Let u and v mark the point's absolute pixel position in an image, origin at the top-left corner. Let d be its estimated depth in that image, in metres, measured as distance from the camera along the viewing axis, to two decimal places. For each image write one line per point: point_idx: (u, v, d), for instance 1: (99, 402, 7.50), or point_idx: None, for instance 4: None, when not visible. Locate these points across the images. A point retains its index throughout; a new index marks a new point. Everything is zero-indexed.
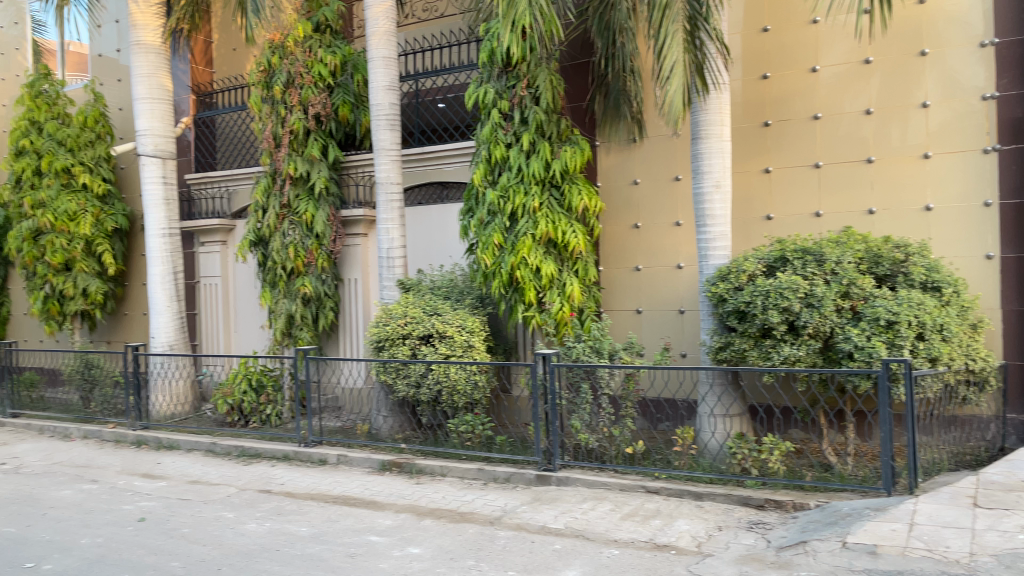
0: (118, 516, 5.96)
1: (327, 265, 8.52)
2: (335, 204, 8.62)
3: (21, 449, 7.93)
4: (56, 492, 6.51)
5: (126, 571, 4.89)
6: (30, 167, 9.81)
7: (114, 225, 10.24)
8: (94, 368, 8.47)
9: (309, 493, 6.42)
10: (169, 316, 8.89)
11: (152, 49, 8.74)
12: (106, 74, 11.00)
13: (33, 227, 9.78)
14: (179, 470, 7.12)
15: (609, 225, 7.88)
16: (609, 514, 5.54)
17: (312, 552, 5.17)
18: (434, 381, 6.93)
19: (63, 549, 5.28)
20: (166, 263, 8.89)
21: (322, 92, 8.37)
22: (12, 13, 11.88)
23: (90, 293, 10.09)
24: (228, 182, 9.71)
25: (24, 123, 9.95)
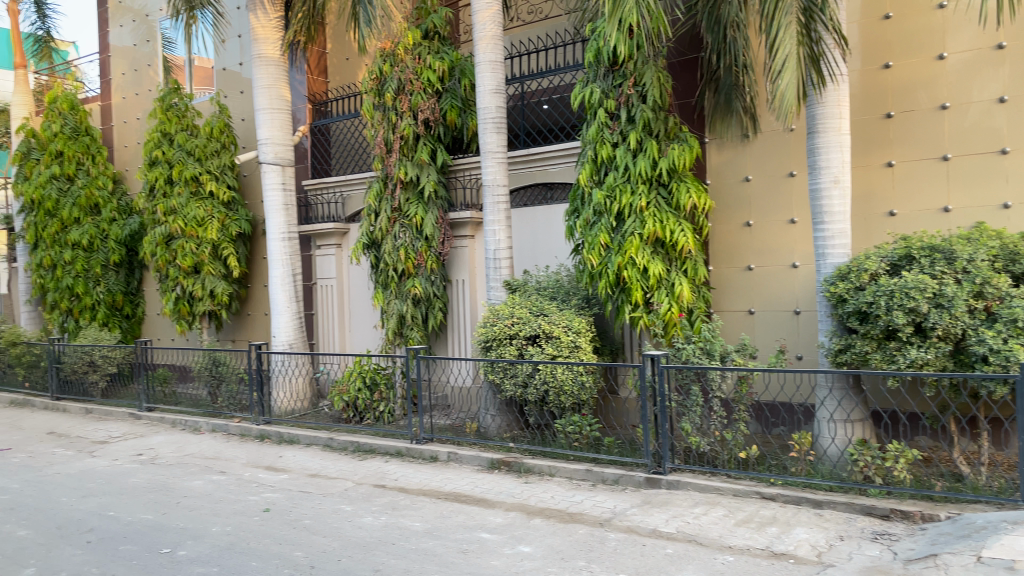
0: (244, 506, 6.28)
1: (436, 267, 8.70)
2: (443, 207, 8.79)
3: (156, 441, 8.48)
4: (189, 482, 6.93)
5: (253, 559, 5.15)
6: (162, 176, 10.46)
7: (238, 230, 10.79)
8: (221, 365, 8.95)
9: (421, 489, 6.58)
10: (288, 316, 9.30)
11: (272, 61, 9.16)
12: (229, 87, 11.62)
13: (165, 232, 10.45)
14: (300, 464, 7.44)
15: (719, 224, 7.71)
16: (723, 519, 5.42)
17: (427, 547, 5.29)
18: (541, 381, 6.92)
19: (196, 536, 5.61)
20: (286, 266, 9.31)
21: (431, 98, 8.56)
22: (145, 31, 12.70)
23: (217, 295, 10.66)
24: (343, 187, 10.11)
25: (156, 135, 10.60)
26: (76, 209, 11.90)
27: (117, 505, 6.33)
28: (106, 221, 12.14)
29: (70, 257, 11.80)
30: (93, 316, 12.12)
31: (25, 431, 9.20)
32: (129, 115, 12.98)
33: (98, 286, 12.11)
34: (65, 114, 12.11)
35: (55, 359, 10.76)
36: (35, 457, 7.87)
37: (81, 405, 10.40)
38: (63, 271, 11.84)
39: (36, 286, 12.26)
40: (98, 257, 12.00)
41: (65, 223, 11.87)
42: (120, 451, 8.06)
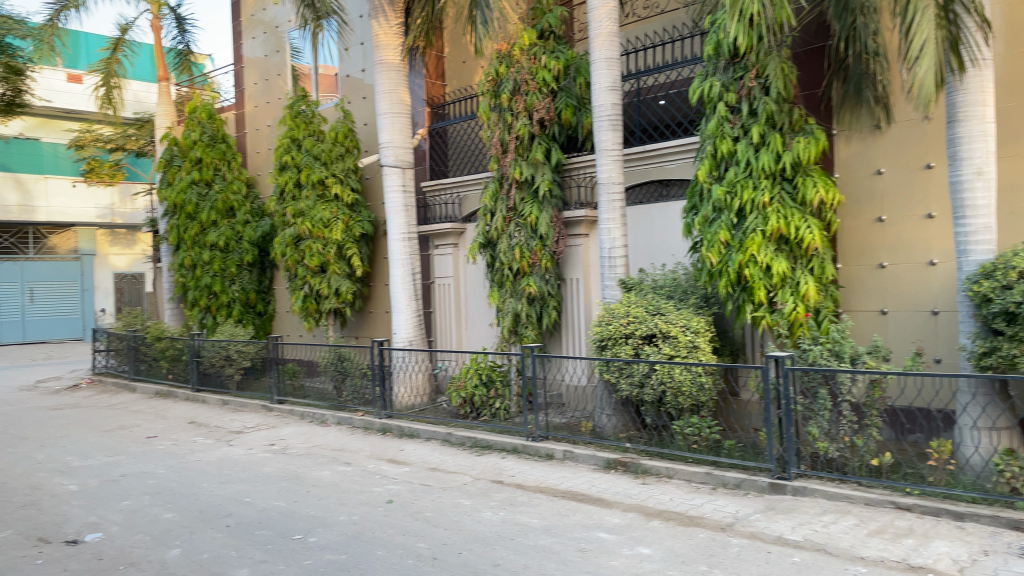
0: (369, 497, 6.51)
1: (550, 266, 8.72)
2: (557, 205, 8.80)
3: (286, 432, 8.92)
4: (318, 472, 7.25)
5: (378, 548, 5.33)
6: (291, 180, 11.03)
7: (361, 231, 11.18)
8: (346, 361, 9.34)
9: (538, 486, 6.62)
10: (408, 314, 9.58)
11: (393, 67, 9.45)
12: (353, 93, 12.08)
13: (294, 234, 11.00)
14: (420, 457, 7.65)
15: (848, 219, 7.37)
16: (854, 528, 5.18)
17: (545, 544, 5.31)
18: (658, 381, 6.82)
19: (325, 524, 5.86)
20: (405, 265, 9.57)
21: (547, 97, 8.59)
22: (275, 43, 13.38)
23: (342, 293, 11.09)
24: (460, 188, 10.30)
25: (286, 141, 11.19)
26: (214, 212, 12.67)
27: (253, 492, 6.70)
28: (240, 223, 12.89)
29: (208, 257, 12.60)
30: (229, 313, 12.88)
31: (170, 420, 9.89)
32: (260, 122, 13.70)
33: (234, 285, 12.85)
34: (204, 123, 12.93)
35: (195, 353, 11.50)
36: (179, 445, 8.45)
37: (218, 396, 11.07)
38: (202, 271, 12.63)
39: (179, 285, 13.14)
40: (233, 258, 12.75)
41: (204, 226, 12.66)
42: (254, 441, 8.53)
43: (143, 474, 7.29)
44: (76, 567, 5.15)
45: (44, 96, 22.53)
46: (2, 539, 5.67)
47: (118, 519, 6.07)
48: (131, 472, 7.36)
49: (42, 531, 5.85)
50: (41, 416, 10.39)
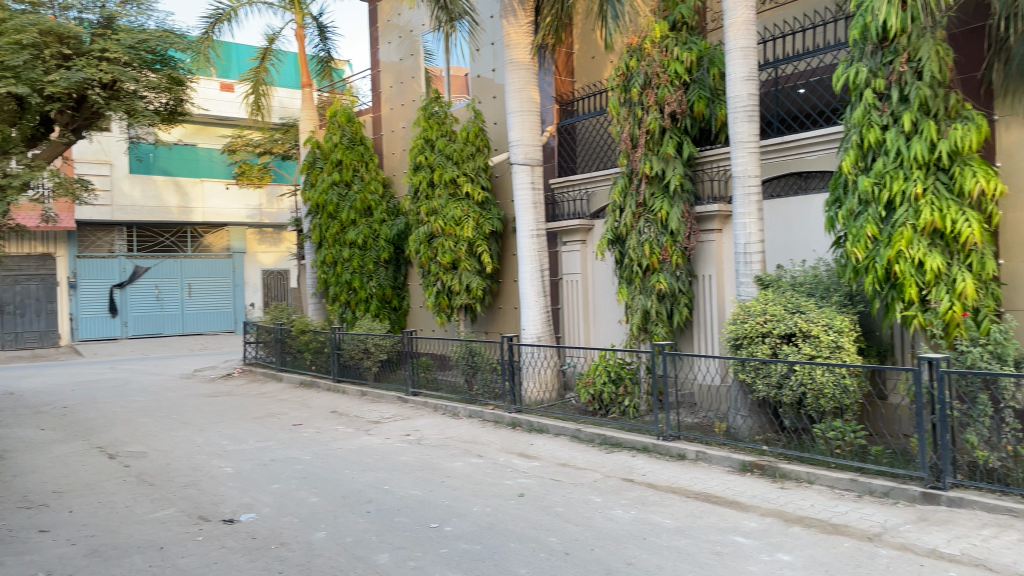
0: (501, 489, 6.62)
1: (682, 262, 8.55)
2: (689, 200, 8.61)
3: (421, 423, 9.20)
4: (451, 463, 7.44)
5: (511, 541, 5.41)
6: (425, 180, 11.42)
7: (491, 228, 11.35)
8: (477, 355, 9.63)
9: (671, 486, 6.51)
10: (537, 310, 9.65)
11: (523, 65, 9.55)
12: (483, 93, 12.28)
13: (428, 231, 11.41)
14: (551, 453, 7.70)
15: (1013, 211, 6.80)
16: (1019, 544, 4.78)
17: (680, 545, 5.22)
18: (798, 382, 6.56)
19: (460, 514, 6.01)
20: (534, 261, 9.66)
21: (679, 90, 8.41)
22: (409, 46, 13.80)
23: (472, 289, 11.32)
24: (588, 184, 10.25)
25: (420, 141, 11.58)
26: (353, 211, 13.26)
27: (391, 480, 6.96)
28: (377, 222, 13.39)
29: (348, 255, 13.20)
30: (367, 308, 13.39)
31: (313, 409, 10.43)
32: (396, 124, 14.16)
33: (371, 281, 13.35)
34: (344, 126, 13.55)
35: (336, 345, 12.07)
36: (322, 433, 8.90)
37: (357, 387, 11.55)
38: (343, 267, 13.26)
39: (321, 280, 13.84)
40: (371, 255, 13.27)
41: (344, 225, 13.29)
42: (391, 431, 8.86)
43: (290, 460, 7.73)
44: (233, 544, 5.52)
45: (201, 105, 24.24)
46: (168, 516, 6.16)
47: (269, 501, 6.46)
48: (280, 458, 7.82)
49: (202, 509, 6.31)
50: (199, 403, 11.22)
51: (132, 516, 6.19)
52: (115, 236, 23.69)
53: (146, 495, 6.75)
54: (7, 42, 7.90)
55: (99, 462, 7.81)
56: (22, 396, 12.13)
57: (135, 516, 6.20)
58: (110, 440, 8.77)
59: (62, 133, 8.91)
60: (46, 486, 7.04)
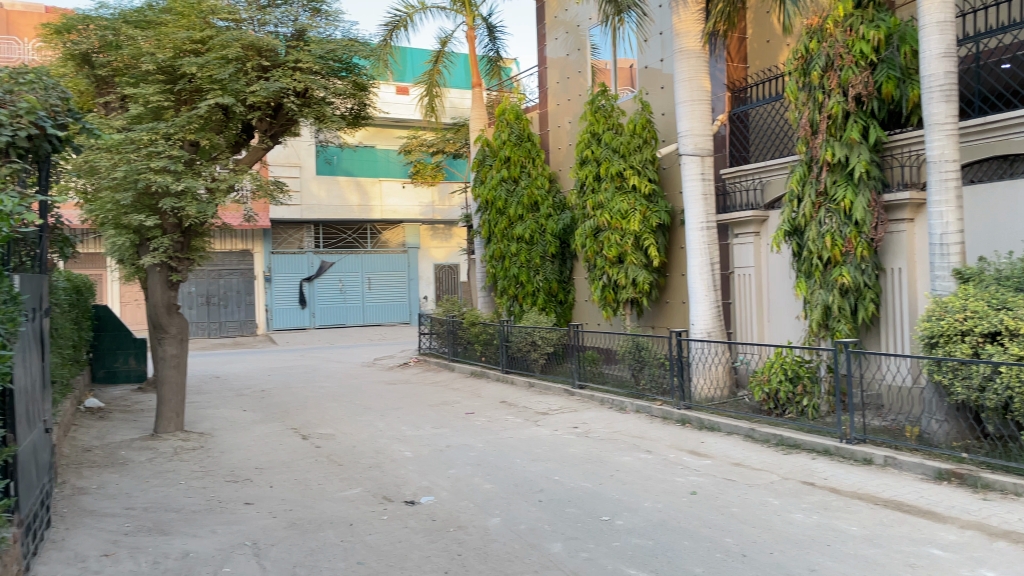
0: (673, 486, 6.52)
1: (867, 254, 8.03)
2: (876, 188, 8.06)
3: (588, 416, 9.25)
4: (620, 457, 7.42)
5: (685, 539, 5.32)
6: (591, 173, 11.48)
7: (658, 221, 11.15)
8: (643, 350, 9.54)
9: (856, 492, 6.15)
10: (706, 305, 9.40)
11: (693, 53, 9.35)
12: (651, 84, 12.10)
13: (593, 226, 11.48)
14: (723, 451, 7.49)
15: None
16: None
17: (868, 554, 4.92)
18: (1003, 386, 5.95)
19: (631, 509, 5.98)
20: (704, 254, 9.42)
21: (864, 71, 7.88)
22: (576, 41, 13.86)
23: (638, 283, 11.23)
24: (762, 173, 9.86)
25: (587, 136, 11.68)
26: (521, 207, 13.53)
27: (561, 471, 7.06)
28: (543, 217, 13.53)
29: (515, 249, 13.48)
30: (534, 301, 13.60)
31: (484, 399, 10.77)
32: (562, 119, 14.26)
33: (538, 275, 13.55)
34: (512, 124, 13.86)
35: (505, 337, 12.40)
36: (493, 422, 9.17)
37: (525, 378, 11.80)
38: (511, 262, 13.57)
39: (490, 274, 14.26)
40: (538, 249, 13.47)
41: (512, 220, 13.60)
42: (560, 423, 8.97)
43: (464, 447, 8.02)
44: (414, 525, 5.82)
45: (380, 109, 25.54)
46: (355, 495, 6.59)
47: (446, 485, 6.75)
48: (454, 444, 8.14)
49: (386, 490, 6.70)
50: (380, 390, 11.90)
51: (324, 493, 6.68)
52: (304, 234, 25.62)
53: (336, 474, 7.25)
54: (215, 57, 8.71)
55: (294, 441, 8.48)
56: (227, 380, 13.43)
57: (327, 493, 6.68)
58: (303, 421, 9.49)
59: (262, 139, 9.72)
60: (250, 462, 7.73)
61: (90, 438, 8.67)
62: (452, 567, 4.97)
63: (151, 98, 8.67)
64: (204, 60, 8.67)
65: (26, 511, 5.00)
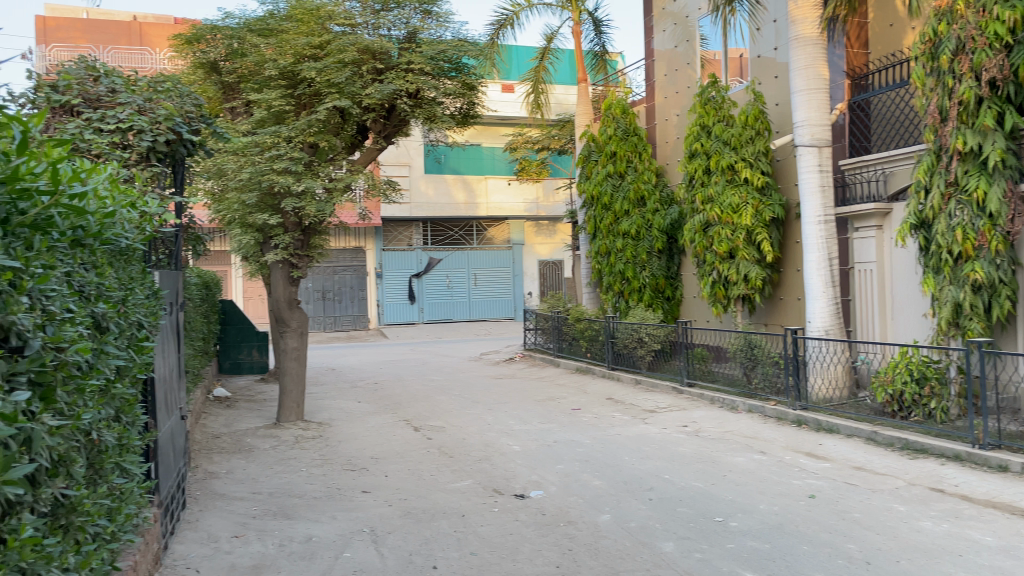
0: (789, 489, 6.32)
1: (1003, 248, 7.50)
2: (1013, 177, 7.52)
3: (698, 415, 9.08)
4: (733, 457, 7.26)
5: (804, 543, 5.15)
6: (701, 167, 11.34)
7: (771, 215, 10.84)
8: (756, 348, 9.32)
9: (990, 501, 5.78)
10: (824, 301, 9.05)
11: (810, 40, 8.99)
12: (764, 73, 11.75)
13: (703, 220, 11.29)
14: (843, 454, 7.21)
15: None
16: None
17: (1005, 566, 4.62)
18: None
19: (746, 510, 5.84)
20: (821, 249, 9.07)
21: (999, 54, 7.34)
22: (684, 32, 13.60)
23: (750, 279, 10.94)
24: (885, 164, 9.42)
25: (696, 128, 11.56)
26: (626, 202, 13.43)
27: (671, 470, 6.96)
28: (650, 212, 13.36)
29: (621, 245, 13.42)
30: (640, 298, 13.48)
31: (590, 395, 10.75)
32: (670, 112, 14.02)
33: (644, 271, 13.37)
34: (618, 118, 13.79)
35: (611, 334, 12.37)
36: (600, 418, 9.15)
37: (631, 375, 11.72)
38: (616, 258, 13.50)
39: (595, 271, 14.25)
40: (644, 245, 13.33)
41: (617, 215, 13.54)
42: (668, 421, 8.85)
43: (572, 442, 8.04)
44: (525, 518, 5.88)
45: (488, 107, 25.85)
46: (467, 487, 6.71)
47: (555, 481, 6.78)
48: (563, 440, 8.17)
49: (496, 483, 6.79)
50: (488, 384, 12.08)
51: (436, 484, 6.84)
52: (413, 231, 26.32)
53: (447, 466, 7.41)
54: (332, 61, 9.06)
55: (406, 433, 8.72)
56: (342, 372, 13.97)
57: (439, 484, 6.84)
58: (414, 414, 9.75)
59: (376, 139, 10.01)
60: (365, 452, 8.01)
61: (219, 425, 9.20)
62: (564, 562, 4.99)
63: (274, 103, 9.25)
64: (323, 64, 9.06)
65: (165, 492, 5.35)
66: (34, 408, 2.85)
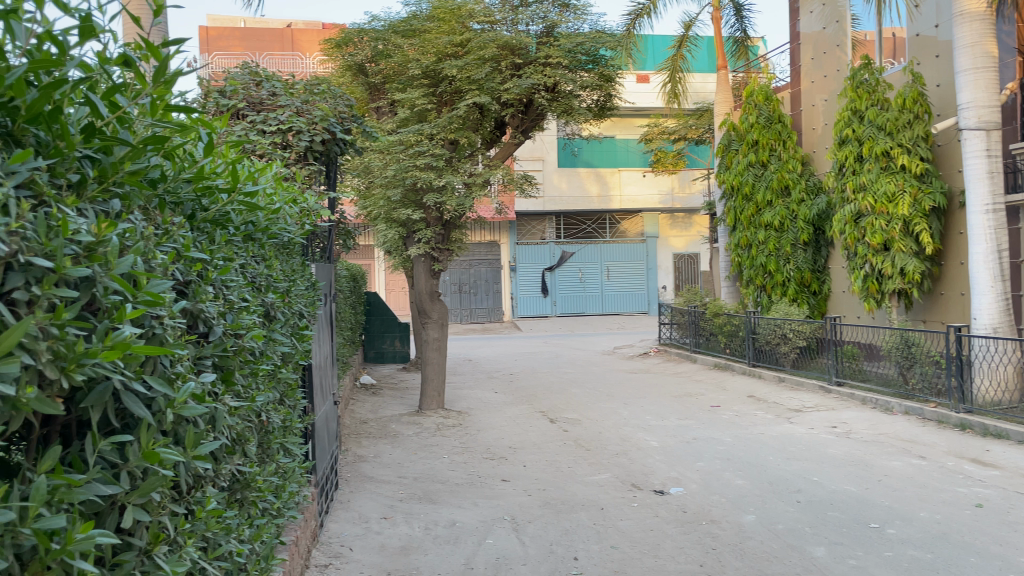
0: (953, 496, 5.90)
1: None
2: None
3: (848, 416, 8.65)
4: (888, 461, 6.86)
5: (971, 555, 4.80)
6: (852, 154, 10.85)
7: (932, 204, 10.17)
8: (914, 346, 8.85)
9: None
10: (991, 297, 8.36)
11: (977, 16, 8.32)
12: (923, 53, 10.99)
13: (854, 210, 10.81)
14: (1014, 462, 6.64)
15: None
16: None
17: None
18: None
19: (904, 517, 5.51)
20: (989, 241, 8.39)
21: None
22: (832, 12, 12.92)
23: (907, 272, 10.32)
24: None
25: (847, 113, 11.05)
26: (769, 192, 13.03)
27: (820, 472, 6.66)
28: (795, 202, 12.87)
29: (764, 237, 13.06)
30: (784, 292, 12.98)
31: (730, 392, 10.46)
32: (816, 98, 13.32)
33: (789, 264, 12.89)
34: (760, 105, 13.36)
35: (752, 329, 12.04)
36: (741, 416, 8.89)
37: (774, 372, 11.32)
38: (758, 250, 13.18)
39: (734, 263, 13.96)
40: (789, 236, 12.84)
41: (759, 207, 13.20)
42: (816, 421, 8.47)
43: (712, 440, 7.85)
44: (665, 515, 5.80)
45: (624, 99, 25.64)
46: (605, 480, 6.70)
47: (695, 478, 6.65)
48: (702, 437, 8.00)
49: (635, 478, 6.74)
50: (623, 378, 12.00)
51: (575, 476, 6.87)
52: (546, 225, 26.60)
53: (585, 458, 7.42)
54: (473, 59, 9.31)
55: (543, 424, 8.81)
56: (480, 363, 14.29)
57: (577, 476, 6.87)
58: (550, 406, 9.83)
59: (513, 134, 10.10)
60: (504, 442, 8.16)
61: (366, 411, 9.66)
62: (708, 561, 4.89)
63: (416, 102, 9.58)
64: (464, 62, 9.33)
65: (321, 473, 5.66)
66: (218, 390, 3.08)
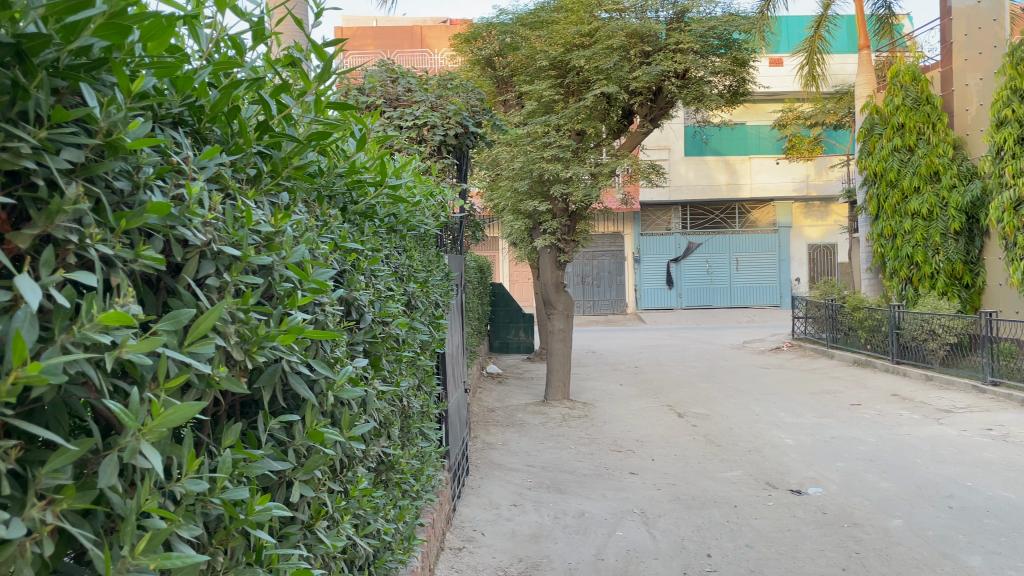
0: None
1: None
2: None
3: (1006, 417, 8.03)
4: None
5: None
6: (1012, 136, 10.14)
7: None
8: None
9: None
10: None
11: None
12: None
13: (1013, 197, 10.12)
14: None
15: None
16: None
17: None
18: None
19: None
20: None
21: None
22: None
23: None
24: None
25: (1006, 92, 10.30)
26: (917, 178, 12.45)
27: (974, 476, 6.22)
28: (946, 188, 12.13)
29: (910, 226, 12.53)
30: (933, 285, 12.28)
31: (872, 390, 9.93)
32: (968, 77, 12.28)
33: (938, 254, 12.16)
34: (907, 86, 12.72)
35: (897, 324, 11.46)
36: (885, 416, 8.44)
37: (921, 370, 10.70)
38: (903, 240, 12.70)
39: (877, 255, 13.42)
40: (938, 226, 12.18)
41: (906, 192, 12.69)
42: (968, 423, 7.92)
43: (853, 440, 7.49)
44: (803, 515, 5.58)
45: (759, 83, 25.02)
46: (738, 477, 6.53)
47: (835, 478, 6.37)
48: (841, 436, 7.64)
49: (769, 476, 6.52)
50: (756, 373, 11.66)
51: (706, 472, 6.74)
52: (672, 215, 26.25)
53: (715, 454, 7.26)
54: (601, 48, 9.26)
55: (671, 419, 8.68)
56: (605, 355, 14.26)
57: (708, 472, 6.73)
58: (678, 399, 9.68)
59: (642, 123, 9.98)
60: (631, 434, 8.09)
61: (494, 400, 9.85)
62: (851, 565, 4.67)
63: (544, 94, 9.82)
64: (592, 52, 9.32)
65: (454, 458, 5.81)
66: (368, 374, 3.22)
